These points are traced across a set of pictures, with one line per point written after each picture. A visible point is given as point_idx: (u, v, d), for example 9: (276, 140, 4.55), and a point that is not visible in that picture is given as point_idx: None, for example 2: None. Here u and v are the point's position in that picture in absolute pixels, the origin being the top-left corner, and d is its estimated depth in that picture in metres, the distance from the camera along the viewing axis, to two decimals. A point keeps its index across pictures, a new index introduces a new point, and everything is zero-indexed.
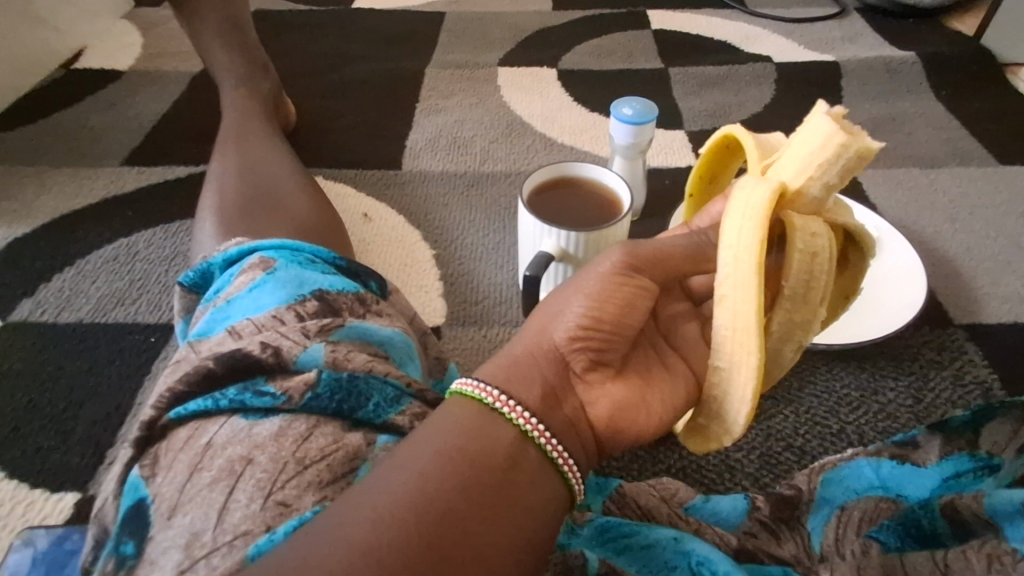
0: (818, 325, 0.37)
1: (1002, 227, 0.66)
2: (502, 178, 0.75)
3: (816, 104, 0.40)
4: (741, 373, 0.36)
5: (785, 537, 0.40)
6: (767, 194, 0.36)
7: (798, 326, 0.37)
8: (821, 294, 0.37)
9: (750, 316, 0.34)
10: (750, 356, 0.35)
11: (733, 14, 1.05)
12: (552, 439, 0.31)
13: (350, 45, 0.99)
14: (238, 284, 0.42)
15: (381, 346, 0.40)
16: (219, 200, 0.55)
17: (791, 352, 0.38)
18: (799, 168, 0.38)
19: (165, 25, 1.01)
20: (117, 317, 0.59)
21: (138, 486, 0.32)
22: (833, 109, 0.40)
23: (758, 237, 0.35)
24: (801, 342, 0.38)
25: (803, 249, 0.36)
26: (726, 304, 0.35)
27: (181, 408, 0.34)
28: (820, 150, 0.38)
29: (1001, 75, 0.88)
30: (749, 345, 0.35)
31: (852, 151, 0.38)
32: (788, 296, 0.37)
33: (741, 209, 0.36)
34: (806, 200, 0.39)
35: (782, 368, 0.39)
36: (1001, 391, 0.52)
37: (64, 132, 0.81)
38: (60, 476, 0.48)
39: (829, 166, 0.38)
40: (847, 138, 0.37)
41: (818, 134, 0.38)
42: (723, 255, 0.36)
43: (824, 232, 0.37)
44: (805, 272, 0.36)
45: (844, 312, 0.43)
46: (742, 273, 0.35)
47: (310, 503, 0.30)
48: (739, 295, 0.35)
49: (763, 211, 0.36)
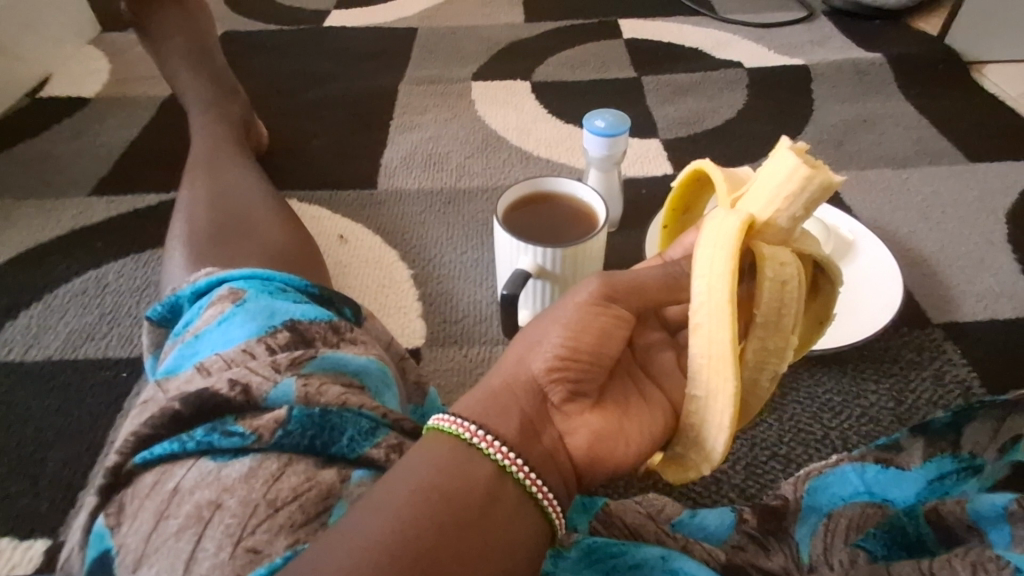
0: (790, 353, 0.37)
1: (974, 225, 0.67)
2: (479, 194, 0.74)
3: (781, 139, 0.41)
4: (718, 401, 0.36)
5: (774, 549, 0.39)
6: (738, 223, 0.37)
7: (772, 354, 0.37)
8: (794, 321, 0.37)
9: (726, 343, 0.35)
10: (727, 383, 0.35)
11: (704, 21, 1.06)
12: (530, 472, 0.31)
13: (323, 63, 0.98)
14: (207, 318, 0.41)
15: (356, 376, 0.40)
16: (188, 229, 0.54)
17: (767, 383, 0.38)
18: (767, 200, 0.39)
19: (133, 50, 1.00)
20: (87, 353, 0.58)
21: (103, 536, 0.31)
22: (796, 144, 0.40)
23: (730, 266, 0.35)
24: (776, 370, 0.37)
25: (772, 278, 0.36)
26: (702, 332, 0.35)
27: (147, 452, 0.33)
28: (786, 183, 0.38)
29: (966, 74, 0.89)
30: (725, 372, 0.35)
31: (816, 183, 0.38)
32: (760, 324, 0.37)
33: (712, 239, 0.36)
34: (775, 230, 0.38)
35: (759, 398, 0.39)
36: (980, 389, 0.52)
37: (30, 162, 0.80)
38: (29, 523, 0.47)
39: (795, 197, 0.38)
40: (811, 171, 0.38)
41: (783, 167, 0.39)
42: (695, 284, 0.36)
43: (792, 261, 0.37)
44: (776, 300, 0.36)
45: (818, 337, 0.43)
46: (716, 301, 0.35)
47: (282, 548, 0.29)
48: (713, 323, 0.35)
49: (734, 240, 0.36)
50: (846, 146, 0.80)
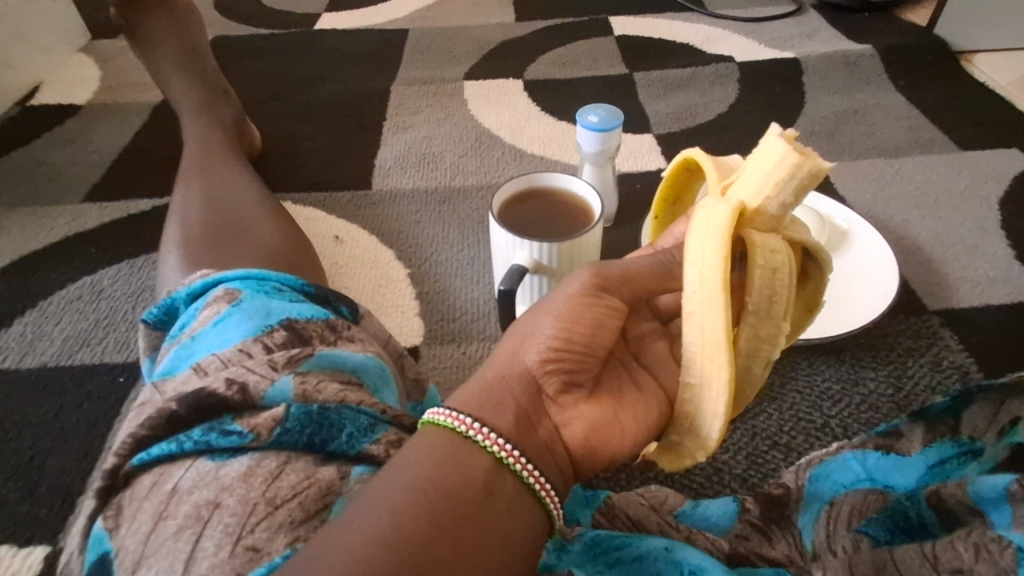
0: (782, 339, 0.37)
1: (967, 212, 0.67)
2: (473, 192, 0.74)
3: (770, 127, 0.41)
4: (712, 389, 0.36)
5: (777, 538, 0.39)
6: (728, 211, 0.36)
7: (764, 341, 0.37)
8: (785, 308, 0.37)
9: (719, 331, 0.35)
10: (721, 371, 0.35)
11: (694, 16, 1.06)
12: (527, 463, 0.31)
13: (315, 66, 0.98)
14: (203, 319, 0.41)
15: (354, 373, 0.39)
16: (182, 232, 0.54)
17: (761, 369, 0.38)
18: (757, 188, 0.39)
19: (122, 56, 0.99)
20: (83, 359, 0.57)
21: (102, 539, 0.31)
22: (785, 132, 0.40)
23: (722, 254, 0.35)
24: (768, 357, 0.38)
25: (763, 265, 0.36)
26: (695, 321, 0.35)
27: (145, 453, 0.33)
28: (775, 171, 0.38)
29: (955, 64, 0.90)
30: (719, 360, 0.35)
31: (805, 170, 0.38)
32: (751, 312, 0.37)
33: (703, 227, 0.36)
34: (765, 218, 0.39)
35: (753, 385, 0.39)
36: (977, 374, 0.52)
37: (22, 171, 0.79)
38: (28, 530, 0.46)
39: (785, 184, 0.38)
40: (799, 158, 0.38)
41: (773, 154, 0.39)
42: (688, 272, 0.36)
43: (782, 248, 0.37)
44: (767, 287, 0.36)
45: (810, 324, 0.43)
46: (708, 289, 0.35)
47: (282, 546, 0.29)
48: (706, 311, 0.35)
49: (725, 227, 0.36)
50: (839, 138, 0.80)
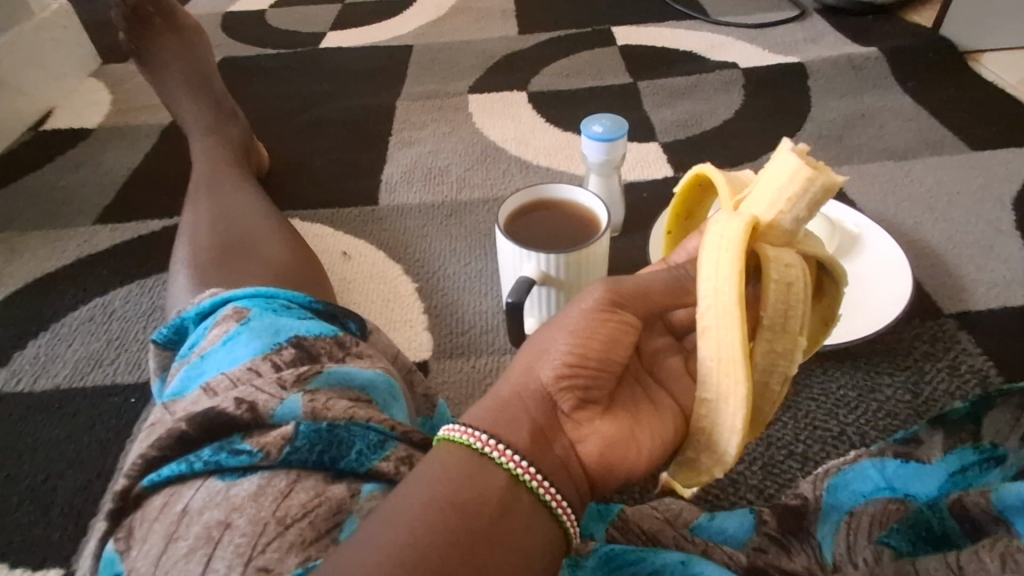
0: (799, 354, 0.37)
1: (981, 213, 0.67)
2: (480, 205, 0.75)
3: (781, 141, 0.41)
4: (729, 404, 0.35)
5: (796, 550, 0.38)
6: (741, 225, 0.36)
7: (780, 355, 0.37)
8: (801, 322, 0.36)
9: (735, 346, 0.34)
10: (737, 387, 0.34)
11: (697, 24, 1.07)
12: (543, 480, 0.31)
13: (322, 84, 0.99)
14: (212, 338, 0.41)
15: (363, 390, 0.39)
16: (191, 252, 0.54)
17: (777, 384, 0.37)
18: (770, 202, 0.38)
19: (132, 80, 1.01)
20: (95, 380, 0.58)
21: (113, 561, 0.31)
22: (797, 145, 0.40)
23: (737, 268, 0.34)
24: (785, 372, 0.37)
25: (777, 279, 0.36)
26: (710, 336, 0.35)
27: (155, 474, 0.33)
28: (787, 185, 0.38)
29: (963, 64, 0.89)
30: (735, 375, 0.34)
31: (818, 184, 0.38)
32: (767, 326, 0.36)
33: (716, 241, 0.36)
34: (779, 232, 0.38)
35: (771, 402, 0.38)
36: (998, 378, 0.51)
37: (35, 195, 0.80)
38: (41, 553, 0.46)
39: (798, 200, 0.38)
40: (812, 173, 0.38)
41: (785, 169, 0.38)
42: (702, 287, 0.35)
43: (796, 262, 0.37)
44: (782, 302, 0.36)
45: (826, 337, 0.42)
46: (723, 304, 0.34)
47: (294, 565, 0.29)
48: (721, 326, 0.34)
49: (739, 241, 0.35)
50: (846, 141, 0.79)
